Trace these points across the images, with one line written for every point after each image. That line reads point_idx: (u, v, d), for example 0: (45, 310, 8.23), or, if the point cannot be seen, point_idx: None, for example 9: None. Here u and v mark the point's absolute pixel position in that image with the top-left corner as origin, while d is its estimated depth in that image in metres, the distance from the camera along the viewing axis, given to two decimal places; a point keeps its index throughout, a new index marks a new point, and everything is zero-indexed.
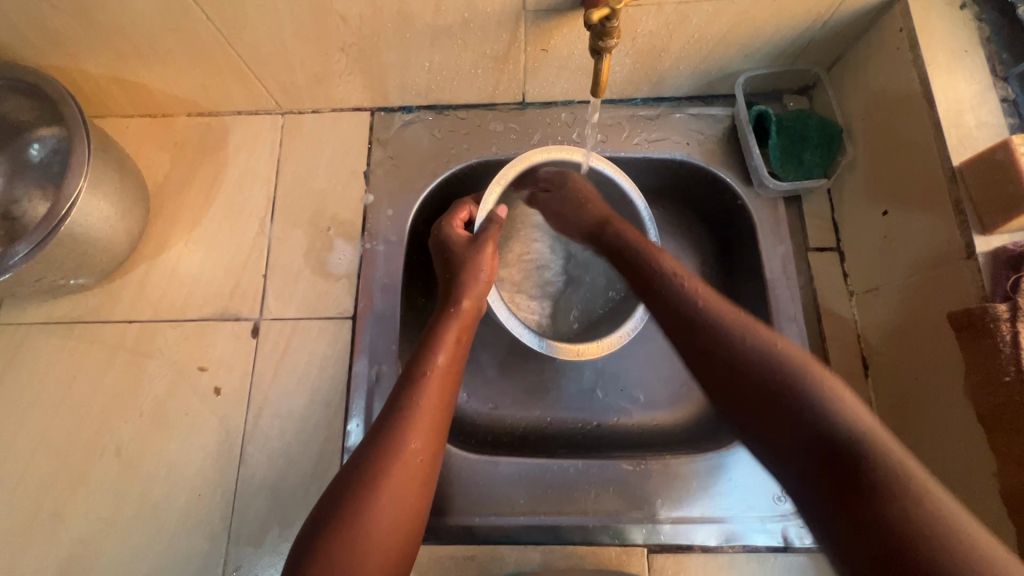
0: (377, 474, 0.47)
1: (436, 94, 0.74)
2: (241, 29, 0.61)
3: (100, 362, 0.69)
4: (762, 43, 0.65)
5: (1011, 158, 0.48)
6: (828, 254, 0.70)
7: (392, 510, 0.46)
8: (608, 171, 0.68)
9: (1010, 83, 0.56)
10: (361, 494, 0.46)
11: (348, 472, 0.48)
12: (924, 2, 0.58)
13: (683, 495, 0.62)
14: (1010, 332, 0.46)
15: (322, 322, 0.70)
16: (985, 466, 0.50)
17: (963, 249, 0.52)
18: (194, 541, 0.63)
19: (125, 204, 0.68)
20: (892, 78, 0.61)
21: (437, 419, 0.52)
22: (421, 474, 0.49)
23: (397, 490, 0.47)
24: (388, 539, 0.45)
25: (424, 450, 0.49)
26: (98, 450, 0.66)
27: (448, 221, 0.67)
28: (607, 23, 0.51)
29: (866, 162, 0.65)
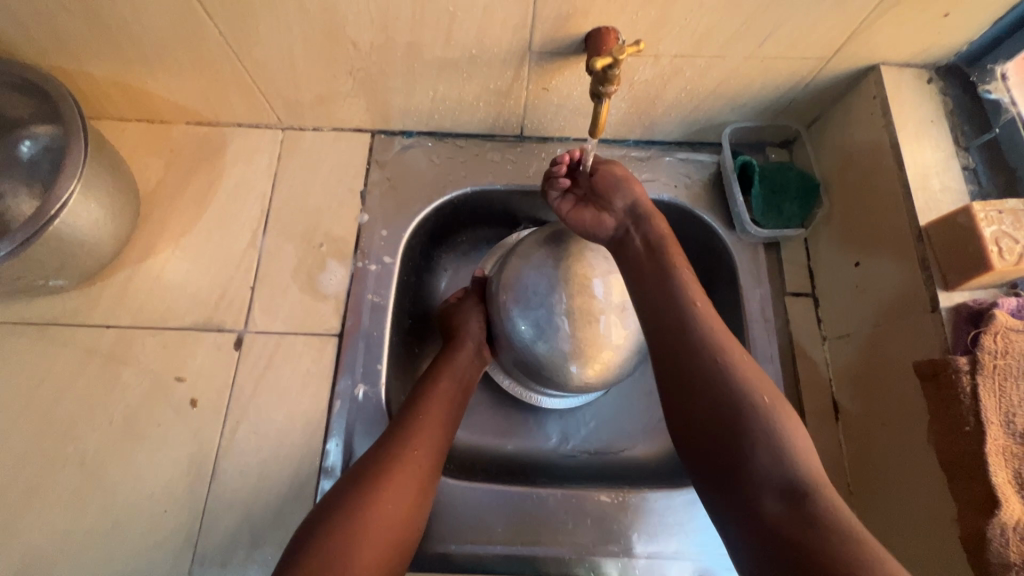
0: (377, 483, 0.53)
1: (437, 122, 0.76)
2: (253, 46, 0.63)
3: (71, 366, 0.67)
4: (749, 98, 0.70)
5: (972, 222, 0.52)
6: (803, 300, 0.73)
7: (400, 506, 0.53)
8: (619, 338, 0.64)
9: (971, 153, 0.61)
10: (362, 499, 0.51)
11: (355, 473, 0.54)
12: (895, 74, 0.64)
13: (659, 530, 0.63)
14: (969, 383, 0.50)
15: (307, 338, 0.69)
16: (947, 510, 0.52)
17: (928, 303, 0.55)
18: (155, 560, 0.60)
19: (115, 206, 0.68)
20: (866, 142, 0.65)
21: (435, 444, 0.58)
22: (419, 484, 0.55)
23: (400, 498, 0.53)
24: (383, 531, 0.51)
25: (419, 477, 0.55)
26: (61, 460, 0.63)
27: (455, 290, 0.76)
28: (609, 71, 0.55)
29: (841, 215, 0.69)
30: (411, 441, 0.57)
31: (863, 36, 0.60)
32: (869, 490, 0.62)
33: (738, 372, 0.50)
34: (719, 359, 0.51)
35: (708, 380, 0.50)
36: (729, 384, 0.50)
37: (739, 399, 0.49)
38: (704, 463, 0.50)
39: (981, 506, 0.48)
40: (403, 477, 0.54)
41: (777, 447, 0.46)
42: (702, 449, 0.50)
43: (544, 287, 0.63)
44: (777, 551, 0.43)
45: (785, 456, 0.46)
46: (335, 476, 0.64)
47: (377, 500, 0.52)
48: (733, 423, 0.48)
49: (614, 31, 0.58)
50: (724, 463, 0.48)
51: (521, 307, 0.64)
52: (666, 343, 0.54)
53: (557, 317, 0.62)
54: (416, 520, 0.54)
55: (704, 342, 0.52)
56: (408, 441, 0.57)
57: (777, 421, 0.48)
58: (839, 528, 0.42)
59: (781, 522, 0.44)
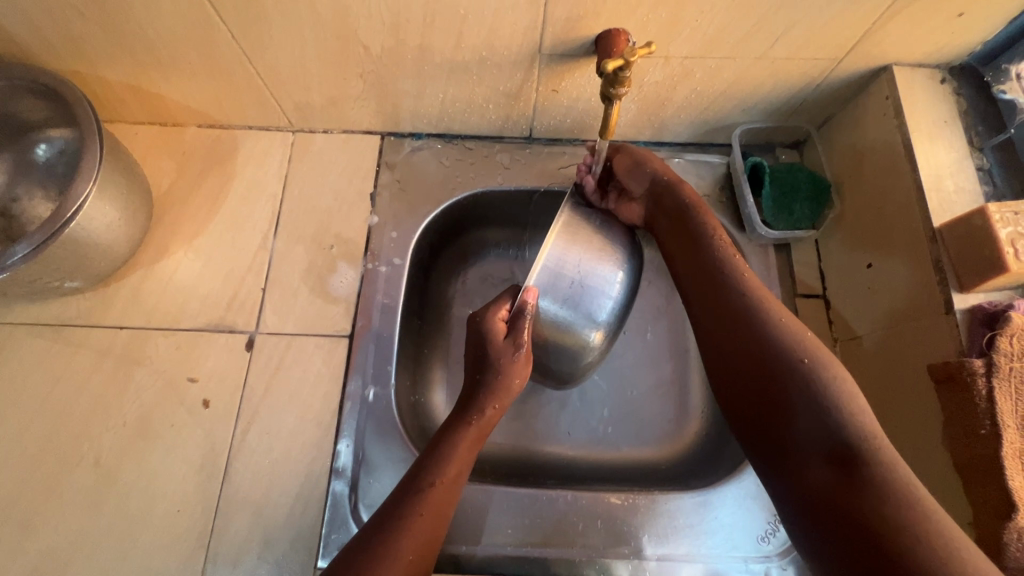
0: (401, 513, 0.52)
1: (447, 124, 0.76)
2: (265, 50, 0.63)
3: (86, 367, 0.67)
4: (760, 99, 0.70)
5: (987, 223, 0.51)
6: (814, 301, 0.72)
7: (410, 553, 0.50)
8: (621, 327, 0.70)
9: (985, 153, 0.61)
10: (386, 529, 0.51)
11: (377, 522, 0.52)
12: (908, 74, 0.64)
13: (669, 531, 0.63)
14: (985, 386, 0.49)
15: (318, 340, 0.69)
16: (961, 514, 0.52)
17: (942, 305, 0.55)
18: (168, 561, 0.61)
19: (129, 208, 0.68)
20: (878, 142, 0.65)
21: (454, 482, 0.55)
22: (432, 530, 0.52)
23: (420, 533, 0.51)
24: None
25: (442, 500, 0.54)
26: (76, 459, 0.64)
27: (492, 311, 0.63)
28: (620, 73, 0.55)
29: (853, 216, 0.69)
30: (439, 470, 0.55)
31: (875, 37, 0.60)
32: None
33: (792, 336, 0.53)
34: (789, 326, 0.54)
35: (759, 338, 0.54)
36: (777, 342, 0.53)
37: (791, 360, 0.52)
38: (763, 423, 0.52)
39: (998, 510, 0.48)
40: (426, 511, 0.52)
41: (834, 412, 0.49)
42: (762, 409, 0.52)
43: (598, 277, 0.64)
44: (828, 511, 0.46)
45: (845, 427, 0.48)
46: (346, 476, 0.64)
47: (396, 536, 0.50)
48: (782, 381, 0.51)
49: (624, 33, 0.58)
50: (777, 419, 0.51)
51: (581, 296, 0.64)
52: (703, 289, 0.60)
53: (604, 305, 0.65)
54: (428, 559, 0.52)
55: (787, 340, 0.53)
56: (436, 471, 0.55)
57: (831, 383, 0.50)
58: (900, 493, 0.44)
59: (835, 490, 0.46)
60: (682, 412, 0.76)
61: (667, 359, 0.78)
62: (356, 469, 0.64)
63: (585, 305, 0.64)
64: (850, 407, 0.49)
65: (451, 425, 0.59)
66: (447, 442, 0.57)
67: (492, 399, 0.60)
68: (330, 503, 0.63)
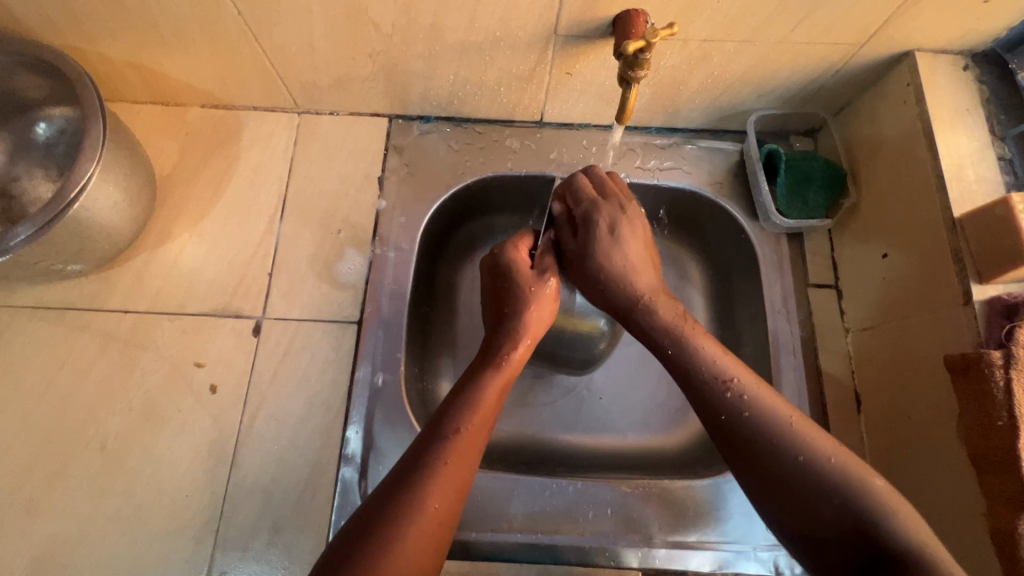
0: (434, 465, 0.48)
1: (456, 107, 0.75)
2: (272, 28, 0.61)
3: (91, 351, 0.66)
4: (777, 85, 0.68)
5: (1009, 213, 0.51)
6: (826, 291, 0.72)
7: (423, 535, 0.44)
8: None
9: (1006, 142, 0.60)
10: (418, 482, 0.47)
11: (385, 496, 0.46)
12: (930, 61, 0.62)
13: (679, 519, 0.63)
14: (1003, 377, 0.49)
15: (326, 325, 0.69)
16: (974, 506, 0.52)
17: (960, 296, 0.54)
18: (177, 546, 0.60)
19: (133, 190, 0.67)
20: (897, 131, 0.64)
21: (475, 447, 0.51)
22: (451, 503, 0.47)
23: (434, 519, 0.45)
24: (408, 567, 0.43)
25: (459, 477, 0.48)
26: (81, 444, 0.63)
27: (514, 245, 0.64)
28: (640, 55, 0.53)
29: (869, 205, 0.68)
30: (467, 423, 0.51)
31: (898, 22, 0.58)
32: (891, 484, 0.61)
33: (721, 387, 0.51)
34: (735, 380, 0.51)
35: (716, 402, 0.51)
36: (725, 404, 0.50)
37: (758, 424, 0.49)
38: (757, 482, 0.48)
39: (1013, 501, 0.48)
40: (452, 465, 0.48)
41: (820, 467, 0.45)
42: (766, 493, 0.47)
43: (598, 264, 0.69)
44: None
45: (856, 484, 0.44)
46: (355, 463, 0.64)
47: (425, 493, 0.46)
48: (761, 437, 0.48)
49: (644, 15, 0.56)
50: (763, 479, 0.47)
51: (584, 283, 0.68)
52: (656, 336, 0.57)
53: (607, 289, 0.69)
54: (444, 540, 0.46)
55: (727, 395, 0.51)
56: (462, 426, 0.51)
57: (784, 429, 0.48)
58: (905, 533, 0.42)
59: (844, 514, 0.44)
60: (691, 401, 0.75)
61: None
62: (366, 455, 0.64)
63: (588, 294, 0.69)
64: (872, 492, 0.44)
65: (475, 379, 0.55)
66: (469, 393, 0.53)
67: (517, 340, 0.58)
68: (340, 490, 0.63)
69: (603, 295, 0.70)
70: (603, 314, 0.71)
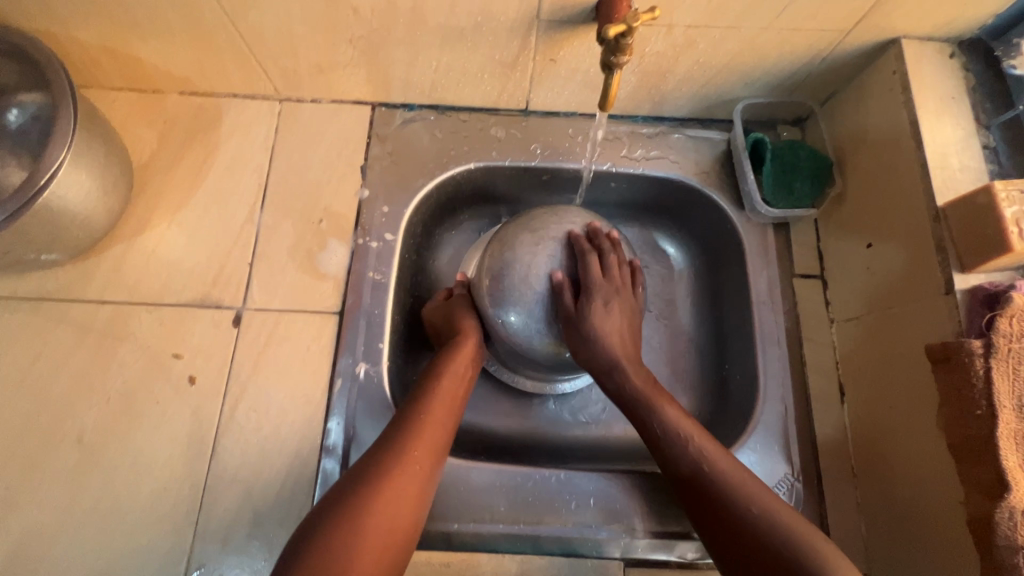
0: (376, 472, 0.51)
1: (440, 95, 0.73)
2: (249, 12, 0.60)
3: (66, 342, 0.65)
4: (763, 73, 0.68)
5: (991, 202, 0.50)
6: (812, 281, 0.72)
7: (392, 513, 0.50)
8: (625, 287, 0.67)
9: (991, 131, 0.59)
10: (356, 494, 0.49)
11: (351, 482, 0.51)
12: (917, 48, 0.62)
13: (661, 509, 0.63)
14: (983, 367, 0.49)
15: (307, 316, 0.68)
16: (952, 495, 0.52)
17: (942, 286, 0.54)
18: (156, 540, 0.60)
19: (108, 179, 0.66)
20: (883, 120, 0.63)
21: (439, 433, 0.56)
22: (420, 483, 0.52)
23: (401, 500, 0.50)
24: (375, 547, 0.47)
25: (424, 458, 0.54)
26: (58, 436, 0.62)
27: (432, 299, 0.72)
28: (622, 40, 0.52)
29: (854, 195, 0.68)
30: (418, 431, 0.55)
31: (885, 8, 0.57)
32: (873, 473, 0.62)
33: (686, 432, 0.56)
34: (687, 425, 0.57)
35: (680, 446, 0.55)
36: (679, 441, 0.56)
37: (676, 427, 0.56)
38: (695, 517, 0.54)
39: (990, 490, 0.48)
40: (399, 473, 0.52)
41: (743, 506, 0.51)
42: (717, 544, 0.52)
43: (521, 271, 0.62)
44: None
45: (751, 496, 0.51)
46: (337, 454, 0.63)
47: (376, 497, 0.49)
48: (692, 471, 0.54)
49: None
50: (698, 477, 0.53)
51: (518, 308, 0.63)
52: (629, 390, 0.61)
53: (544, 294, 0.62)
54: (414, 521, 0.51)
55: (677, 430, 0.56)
56: (411, 433, 0.55)
57: (727, 476, 0.53)
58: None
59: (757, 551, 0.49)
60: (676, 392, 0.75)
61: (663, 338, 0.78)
62: (347, 447, 0.63)
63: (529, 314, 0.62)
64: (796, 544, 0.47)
65: (420, 394, 0.58)
66: (414, 407, 0.57)
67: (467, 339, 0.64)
68: (321, 482, 0.62)
69: (541, 304, 0.62)
70: (551, 320, 0.62)
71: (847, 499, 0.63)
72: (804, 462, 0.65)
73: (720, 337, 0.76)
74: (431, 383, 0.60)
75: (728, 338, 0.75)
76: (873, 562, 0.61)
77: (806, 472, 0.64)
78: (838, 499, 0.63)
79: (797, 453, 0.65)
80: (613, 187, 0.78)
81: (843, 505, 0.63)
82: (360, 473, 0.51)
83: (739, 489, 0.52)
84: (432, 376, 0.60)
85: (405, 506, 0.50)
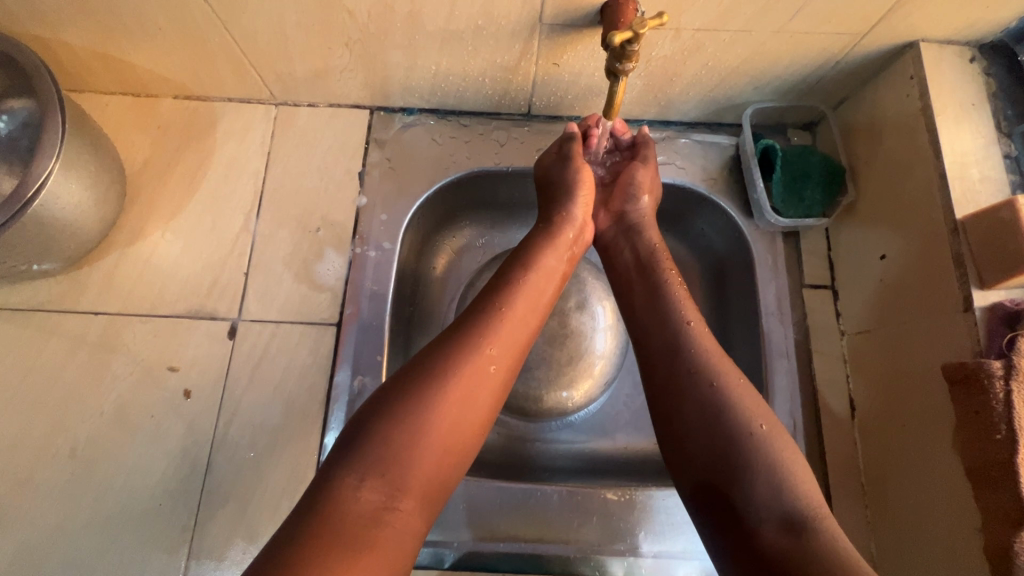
0: (418, 423, 0.45)
1: (440, 99, 0.71)
2: (241, 16, 0.58)
3: (59, 354, 0.64)
4: (774, 77, 0.65)
5: (1015, 217, 0.48)
6: (822, 292, 0.70)
7: (412, 487, 0.44)
8: (603, 322, 0.71)
9: (1013, 139, 0.57)
10: (393, 445, 0.44)
11: (363, 450, 0.44)
12: (936, 52, 0.59)
13: (666, 528, 0.61)
14: (1003, 389, 0.47)
15: (304, 328, 0.66)
16: (969, 519, 0.50)
17: (960, 302, 0.52)
18: (150, 557, 0.59)
19: (99, 188, 0.64)
20: (899, 126, 0.61)
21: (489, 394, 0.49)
22: (453, 456, 0.46)
23: (427, 470, 0.45)
24: (394, 526, 0.42)
25: (467, 423, 0.47)
26: (51, 451, 0.61)
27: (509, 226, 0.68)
28: (628, 47, 0.50)
29: (867, 204, 0.66)
30: (461, 386, 0.47)
31: (904, 10, 0.55)
32: (884, 494, 0.60)
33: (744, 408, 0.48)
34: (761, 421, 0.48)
35: (731, 420, 0.48)
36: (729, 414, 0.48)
37: (727, 403, 0.48)
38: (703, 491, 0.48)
39: (1009, 517, 0.46)
40: (413, 478, 0.44)
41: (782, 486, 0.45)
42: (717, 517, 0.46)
43: None
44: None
45: (785, 485, 0.45)
46: None
47: (402, 465, 0.43)
48: (727, 445, 0.47)
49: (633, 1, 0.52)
50: (718, 463, 0.47)
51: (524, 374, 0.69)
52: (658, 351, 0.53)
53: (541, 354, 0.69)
54: (437, 495, 0.46)
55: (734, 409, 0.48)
56: (455, 389, 0.47)
57: (776, 455, 0.46)
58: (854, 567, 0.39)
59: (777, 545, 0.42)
60: None
61: None
62: None
63: (536, 376, 0.68)
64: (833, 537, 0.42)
65: (479, 329, 0.50)
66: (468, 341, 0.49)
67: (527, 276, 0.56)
68: None
69: (541, 363, 0.69)
70: (555, 376, 0.69)
71: (856, 518, 0.62)
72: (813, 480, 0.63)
73: (727, 349, 0.74)
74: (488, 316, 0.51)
75: (735, 349, 0.73)
76: None
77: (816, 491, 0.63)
78: (848, 518, 0.62)
79: None
80: None
81: (853, 524, 0.62)
82: (397, 415, 0.45)
83: (765, 461, 0.46)
84: (495, 312, 0.52)
85: (443, 463, 0.45)
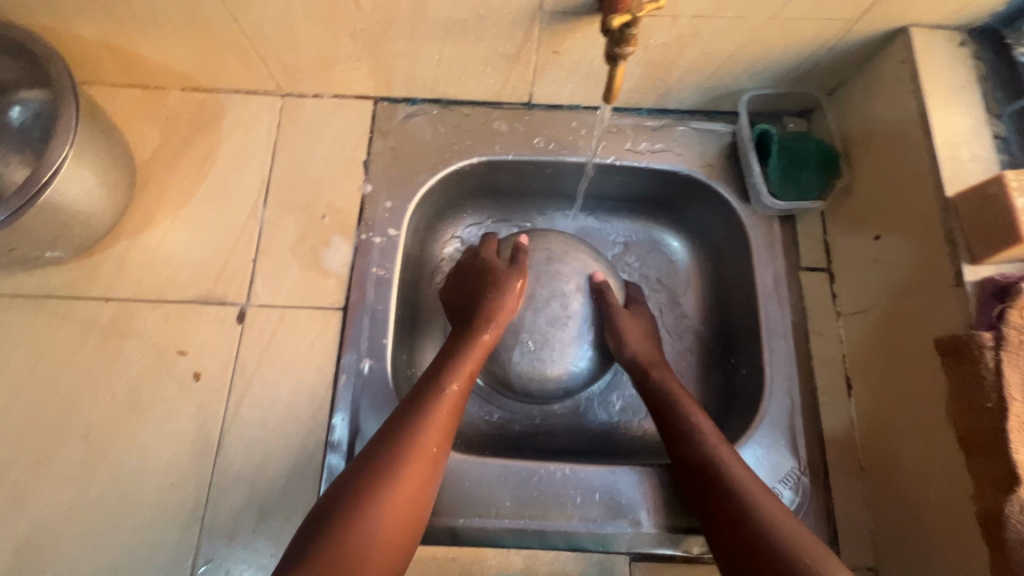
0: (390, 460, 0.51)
1: (442, 88, 0.73)
2: (249, 6, 0.59)
3: (72, 339, 0.65)
4: (769, 64, 0.67)
5: (1003, 192, 0.49)
6: (819, 275, 0.71)
7: (389, 522, 0.48)
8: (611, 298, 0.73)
9: (1002, 120, 0.58)
10: (374, 480, 0.50)
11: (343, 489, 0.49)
12: (926, 36, 0.61)
13: (668, 504, 0.62)
14: (993, 359, 0.48)
15: (311, 312, 0.68)
16: (963, 488, 0.51)
17: (952, 277, 0.54)
18: (162, 536, 0.60)
19: (110, 176, 0.65)
20: (891, 110, 0.63)
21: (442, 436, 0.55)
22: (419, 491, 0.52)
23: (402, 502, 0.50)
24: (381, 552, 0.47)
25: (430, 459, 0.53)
26: (64, 433, 0.63)
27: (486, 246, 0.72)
28: (626, 31, 0.51)
29: (861, 187, 0.67)
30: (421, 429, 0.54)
31: None
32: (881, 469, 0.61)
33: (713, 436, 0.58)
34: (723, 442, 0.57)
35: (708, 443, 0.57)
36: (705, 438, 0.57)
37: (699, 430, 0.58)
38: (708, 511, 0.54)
39: (1000, 483, 0.47)
40: (391, 510, 0.49)
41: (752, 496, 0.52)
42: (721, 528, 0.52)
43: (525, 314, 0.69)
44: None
45: (752, 496, 0.52)
46: (342, 451, 0.63)
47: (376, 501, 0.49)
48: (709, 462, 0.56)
49: None
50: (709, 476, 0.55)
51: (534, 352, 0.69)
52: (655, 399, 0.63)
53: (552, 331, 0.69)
54: (412, 526, 0.50)
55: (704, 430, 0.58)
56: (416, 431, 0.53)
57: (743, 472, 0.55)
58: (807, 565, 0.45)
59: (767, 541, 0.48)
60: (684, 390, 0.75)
61: (669, 336, 0.78)
62: (352, 443, 0.63)
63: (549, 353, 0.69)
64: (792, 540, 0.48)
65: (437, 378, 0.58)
66: (423, 406, 0.55)
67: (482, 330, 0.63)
68: (326, 478, 0.62)
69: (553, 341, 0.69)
70: (565, 352, 0.69)
71: (854, 494, 0.63)
72: (812, 457, 0.64)
73: (726, 331, 0.75)
74: (438, 381, 0.58)
75: (734, 332, 0.74)
76: (880, 556, 0.61)
77: (815, 468, 0.64)
78: (846, 493, 0.63)
79: (804, 447, 0.64)
80: (618, 181, 0.78)
81: (851, 499, 0.63)
82: (374, 455, 0.51)
83: (730, 474, 0.54)
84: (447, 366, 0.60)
85: (414, 498, 0.51)
